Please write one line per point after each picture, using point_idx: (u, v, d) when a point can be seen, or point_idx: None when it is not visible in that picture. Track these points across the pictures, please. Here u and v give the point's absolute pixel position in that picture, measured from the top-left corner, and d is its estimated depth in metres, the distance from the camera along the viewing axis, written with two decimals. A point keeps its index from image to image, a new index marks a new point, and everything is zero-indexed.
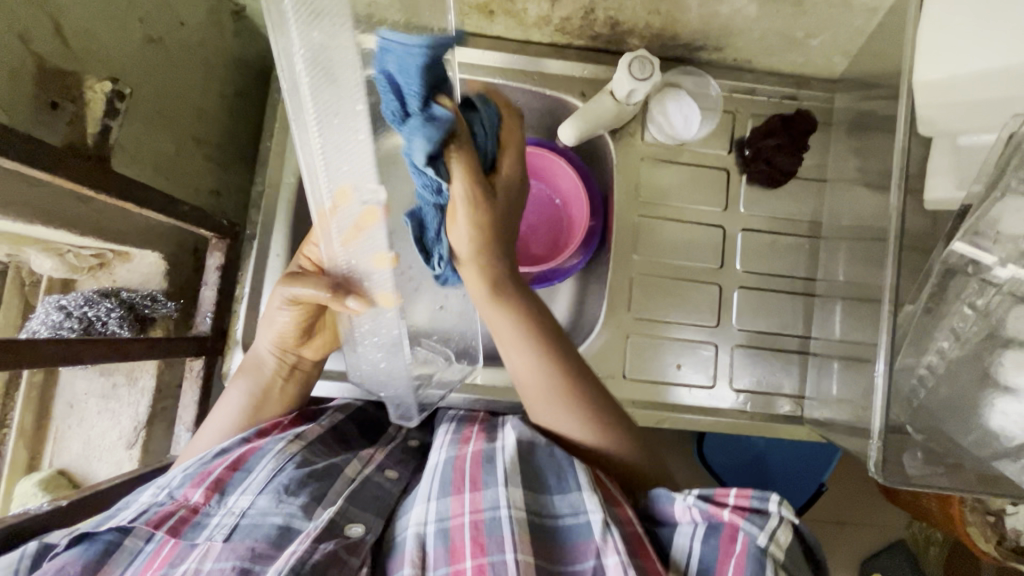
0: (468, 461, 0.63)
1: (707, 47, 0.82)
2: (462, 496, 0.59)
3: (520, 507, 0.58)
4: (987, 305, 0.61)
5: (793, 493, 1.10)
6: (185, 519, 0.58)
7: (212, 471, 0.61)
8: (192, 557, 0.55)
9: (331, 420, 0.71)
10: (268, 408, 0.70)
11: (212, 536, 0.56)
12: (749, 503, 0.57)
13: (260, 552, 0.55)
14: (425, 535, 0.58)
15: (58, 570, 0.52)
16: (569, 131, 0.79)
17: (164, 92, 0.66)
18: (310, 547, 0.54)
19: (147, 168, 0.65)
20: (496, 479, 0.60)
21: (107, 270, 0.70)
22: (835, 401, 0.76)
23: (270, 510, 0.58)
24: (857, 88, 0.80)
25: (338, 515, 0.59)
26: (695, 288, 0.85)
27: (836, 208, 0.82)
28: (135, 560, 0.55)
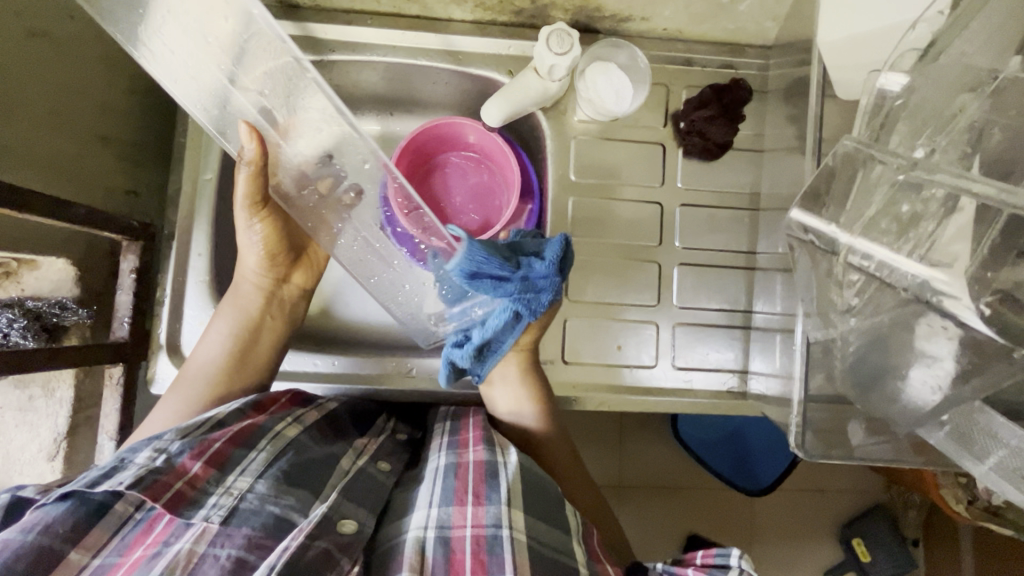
0: (471, 471, 0.64)
1: (634, 17, 0.79)
2: (464, 508, 0.60)
3: (521, 531, 0.59)
4: (859, 286, 0.53)
5: (770, 465, 1.11)
6: (181, 495, 0.56)
7: (212, 444, 0.59)
8: (187, 537, 0.53)
9: (329, 405, 0.72)
10: (255, 358, 0.72)
11: (208, 518, 0.55)
12: (713, 562, 0.59)
13: (256, 542, 0.54)
14: (425, 541, 0.58)
15: (45, 528, 0.51)
16: (493, 111, 0.76)
17: (50, 89, 0.63)
18: (304, 543, 0.53)
19: (33, 171, 0.62)
20: (499, 497, 0.61)
21: (13, 279, 0.66)
22: (776, 375, 0.75)
23: (268, 497, 0.57)
24: (788, 53, 0.78)
25: (332, 511, 0.58)
26: (635, 268, 0.83)
27: (773, 178, 0.80)
28: (125, 530, 0.55)
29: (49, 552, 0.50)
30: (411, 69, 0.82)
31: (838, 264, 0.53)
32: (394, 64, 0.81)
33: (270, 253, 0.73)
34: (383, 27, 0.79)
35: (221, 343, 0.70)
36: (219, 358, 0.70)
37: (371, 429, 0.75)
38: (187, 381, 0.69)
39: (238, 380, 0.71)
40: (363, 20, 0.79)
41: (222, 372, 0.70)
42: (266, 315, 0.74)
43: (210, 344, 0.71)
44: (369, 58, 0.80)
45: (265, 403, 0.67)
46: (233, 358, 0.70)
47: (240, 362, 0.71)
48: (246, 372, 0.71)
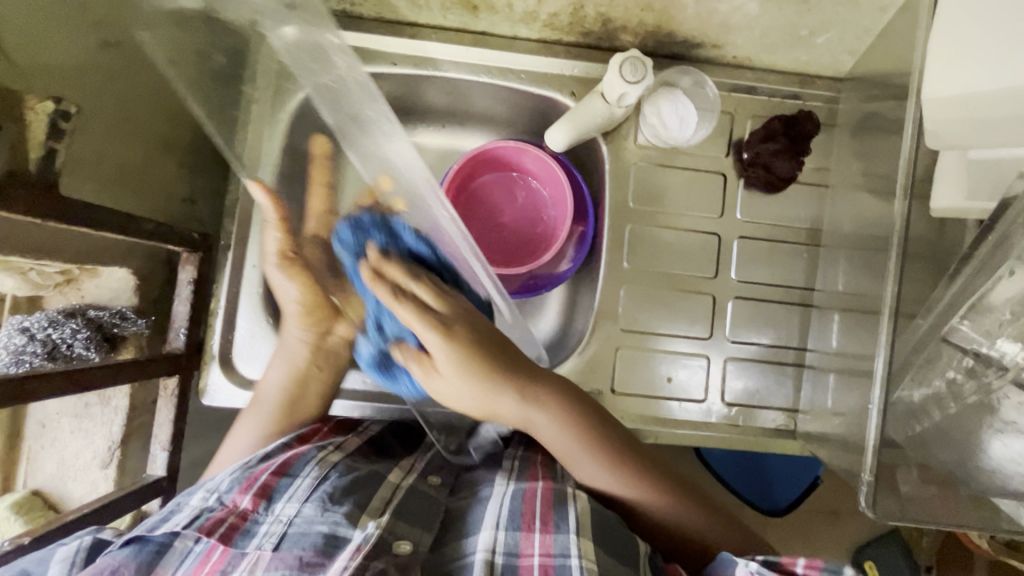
0: (539, 499, 0.60)
1: (705, 44, 0.77)
2: (532, 535, 0.56)
3: (592, 559, 0.54)
4: (979, 371, 0.57)
5: (789, 485, 1.03)
6: (234, 528, 0.56)
7: (259, 477, 0.60)
8: (243, 565, 0.53)
9: (369, 432, 0.73)
10: (306, 405, 0.72)
11: (260, 545, 0.54)
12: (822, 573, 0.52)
13: (308, 561, 0.52)
14: (492, 565, 0.55)
15: (112, 572, 0.51)
16: (558, 136, 0.75)
17: (125, 98, 0.64)
18: (361, 564, 0.52)
19: (111, 181, 0.63)
20: (569, 526, 0.57)
21: (74, 286, 0.68)
22: (828, 416, 0.74)
23: (316, 518, 0.56)
24: (862, 88, 0.76)
25: (386, 531, 0.56)
26: (689, 299, 0.82)
27: (837, 214, 0.78)
28: (186, 563, 0.54)
29: None
30: (472, 86, 0.80)
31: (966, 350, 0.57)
32: (456, 81, 0.80)
33: (302, 303, 0.67)
34: (448, 43, 0.78)
35: (278, 382, 0.71)
36: (277, 398, 0.71)
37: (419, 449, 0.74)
38: (257, 405, 0.72)
39: (291, 417, 0.72)
40: (427, 34, 0.78)
41: (280, 409, 0.71)
42: (314, 366, 0.72)
43: (271, 383, 0.72)
44: (431, 73, 0.79)
45: (307, 435, 0.68)
46: (286, 400, 0.71)
47: (301, 394, 0.72)
48: (301, 408, 0.72)
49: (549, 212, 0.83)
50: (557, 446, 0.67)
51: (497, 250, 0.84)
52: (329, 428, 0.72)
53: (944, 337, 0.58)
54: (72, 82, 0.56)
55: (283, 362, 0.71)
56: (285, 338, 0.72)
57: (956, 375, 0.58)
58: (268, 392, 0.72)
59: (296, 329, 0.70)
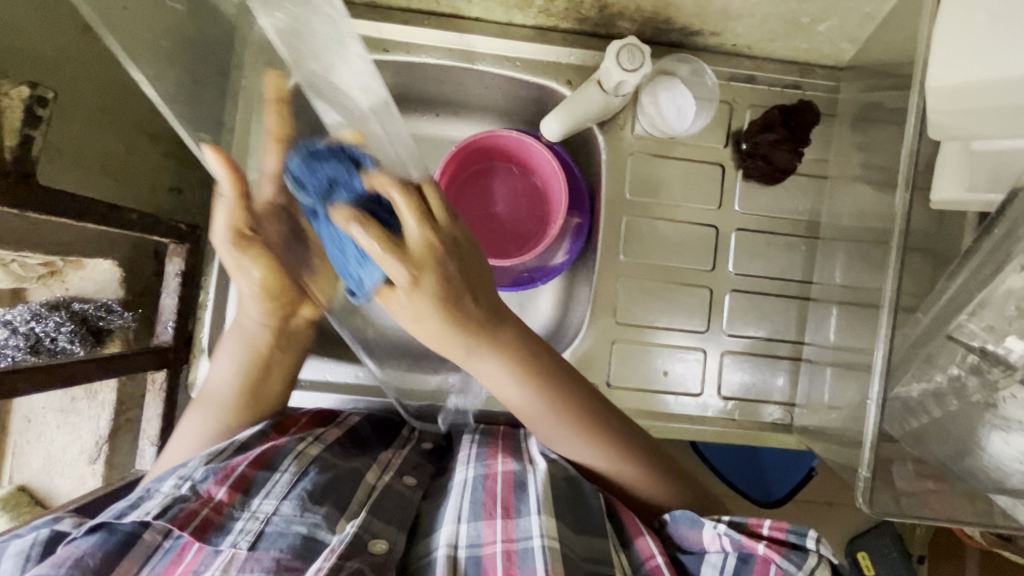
0: (499, 484, 0.60)
1: (704, 32, 0.76)
2: (494, 522, 0.57)
3: (554, 537, 0.55)
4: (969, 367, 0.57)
5: (784, 478, 1.03)
6: (209, 521, 0.54)
7: (236, 468, 0.58)
8: (217, 564, 0.51)
9: (349, 422, 0.71)
10: (266, 388, 0.69)
11: (236, 543, 0.53)
12: (785, 536, 0.54)
13: (285, 565, 0.52)
14: (456, 559, 0.55)
15: (76, 562, 0.49)
16: (552, 126, 0.73)
17: (107, 86, 0.62)
18: (336, 564, 0.51)
19: (93, 172, 0.62)
20: (529, 507, 0.57)
21: (58, 278, 0.67)
22: (825, 410, 0.73)
23: (295, 517, 0.55)
24: (864, 77, 0.74)
25: (362, 530, 0.55)
26: (685, 292, 0.81)
27: (836, 205, 0.77)
28: (155, 559, 0.53)
29: None
30: (466, 74, 0.79)
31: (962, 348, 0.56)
32: (449, 69, 0.78)
33: (264, 286, 0.60)
34: (441, 29, 0.76)
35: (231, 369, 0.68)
36: (232, 387, 0.68)
37: (396, 441, 0.73)
38: (207, 400, 0.68)
39: (253, 399, 0.68)
40: (419, 20, 0.76)
41: (236, 398, 0.68)
42: (275, 348, 0.69)
43: (220, 376, 0.69)
44: (424, 60, 0.77)
45: (284, 426, 0.67)
46: (245, 385, 0.69)
47: (260, 378, 0.69)
48: (262, 392, 0.69)
49: (544, 204, 0.82)
50: (529, 414, 0.67)
51: (491, 241, 0.83)
52: (306, 418, 0.70)
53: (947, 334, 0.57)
54: (47, 69, 0.54)
55: (234, 345, 0.68)
56: (241, 320, 0.68)
57: (959, 372, 0.57)
58: (220, 382, 0.68)
59: (254, 312, 0.65)
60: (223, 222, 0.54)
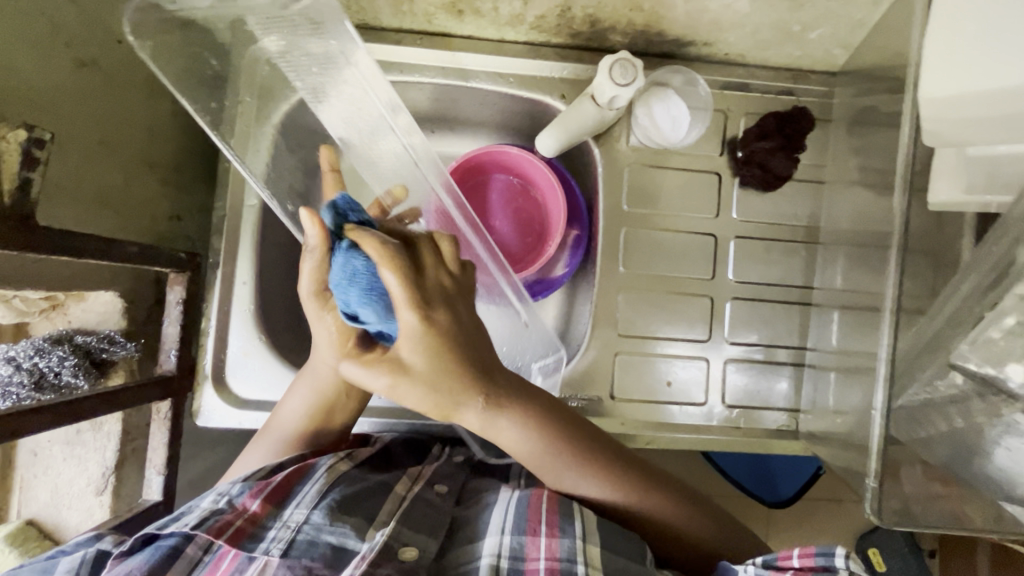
0: (543, 500, 0.60)
1: (696, 42, 0.76)
2: (537, 539, 0.56)
3: (597, 567, 0.54)
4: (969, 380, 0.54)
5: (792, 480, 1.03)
6: (242, 531, 0.55)
7: (271, 480, 0.59)
8: (251, 572, 0.52)
9: (382, 442, 0.73)
10: (325, 434, 0.69)
11: (268, 551, 0.53)
12: (816, 562, 0.51)
13: (316, 573, 0.52)
14: (497, 571, 0.55)
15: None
16: (549, 141, 0.74)
17: (104, 119, 0.62)
18: (368, 571, 0.51)
19: (90, 206, 0.62)
20: (574, 530, 0.56)
21: (61, 311, 0.67)
22: (831, 415, 0.73)
23: (325, 526, 0.56)
24: (857, 82, 0.75)
25: (392, 537, 0.55)
26: (687, 301, 0.81)
27: (835, 211, 0.77)
28: (195, 572, 0.53)
29: None
30: (460, 92, 0.79)
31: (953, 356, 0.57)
32: (443, 86, 0.78)
33: (342, 332, 0.61)
34: (435, 48, 0.76)
35: (303, 405, 0.68)
36: (295, 423, 0.68)
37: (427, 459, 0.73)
38: (275, 428, 0.68)
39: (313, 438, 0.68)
40: (412, 40, 0.76)
41: (293, 438, 0.68)
42: (342, 393, 0.68)
43: (293, 408, 0.68)
44: (417, 80, 0.77)
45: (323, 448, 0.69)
46: (313, 420, 0.68)
47: (324, 417, 0.68)
48: (324, 433, 0.69)
49: (542, 222, 0.82)
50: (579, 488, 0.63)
51: None
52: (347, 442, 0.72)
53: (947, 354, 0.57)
54: (44, 108, 0.55)
55: (311, 384, 0.67)
56: (313, 364, 0.67)
57: None
58: (286, 419, 0.69)
59: (331, 358, 0.64)
60: (310, 274, 0.57)
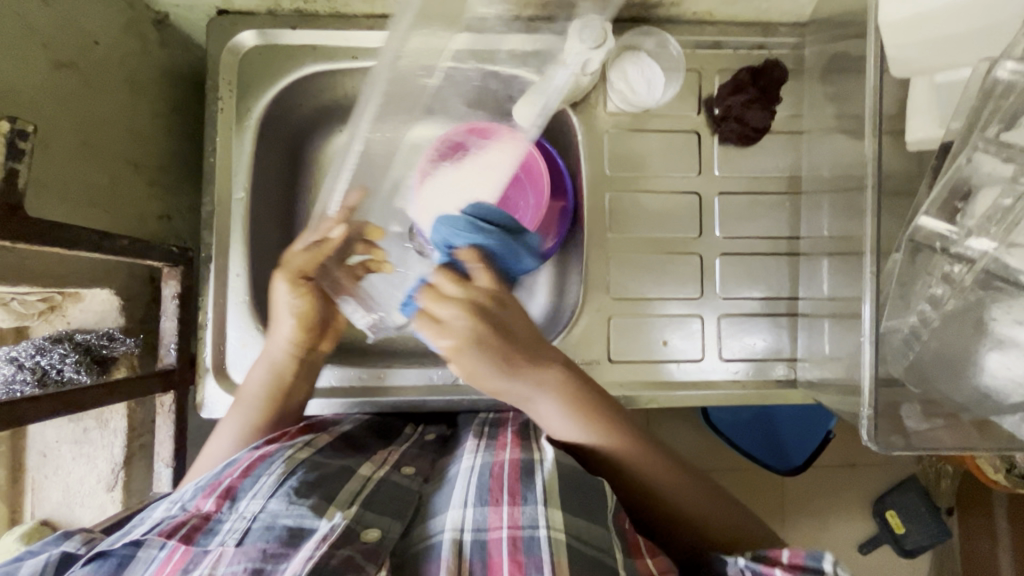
0: (506, 469, 0.61)
1: (663, 3, 0.77)
2: (500, 508, 0.56)
3: (560, 528, 0.55)
4: (961, 279, 0.57)
5: (803, 441, 1.03)
6: (196, 528, 0.55)
7: (224, 481, 0.59)
8: (206, 562, 0.51)
9: (341, 430, 0.72)
10: (283, 418, 0.72)
11: (224, 542, 0.53)
12: (804, 563, 0.53)
13: (272, 553, 0.52)
14: (462, 543, 0.55)
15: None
16: (525, 110, 0.75)
17: (87, 120, 0.64)
18: (327, 553, 0.51)
19: (80, 204, 0.63)
20: (535, 496, 0.57)
21: (59, 313, 0.69)
22: (827, 360, 0.73)
23: (282, 511, 0.55)
24: (826, 30, 0.75)
25: (354, 522, 0.56)
26: (675, 260, 0.81)
27: (815, 158, 0.78)
28: (147, 568, 0.51)
29: None
30: None
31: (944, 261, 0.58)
32: None
33: (301, 317, 0.72)
34: None
35: (261, 387, 0.71)
36: (258, 398, 0.71)
37: (397, 439, 0.76)
38: (244, 402, 0.70)
39: (275, 416, 0.71)
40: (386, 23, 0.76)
41: (258, 414, 0.70)
42: (297, 376, 0.72)
43: (256, 382, 0.71)
44: None
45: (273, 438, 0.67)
46: (273, 394, 0.71)
47: (277, 404, 0.71)
48: (281, 414, 0.72)
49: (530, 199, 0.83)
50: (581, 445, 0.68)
51: None
52: (298, 428, 0.70)
53: (915, 239, 0.59)
54: (24, 108, 0.56)
55: (265, 363, 0.71)
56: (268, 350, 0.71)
57: (935, 302, 0.59)
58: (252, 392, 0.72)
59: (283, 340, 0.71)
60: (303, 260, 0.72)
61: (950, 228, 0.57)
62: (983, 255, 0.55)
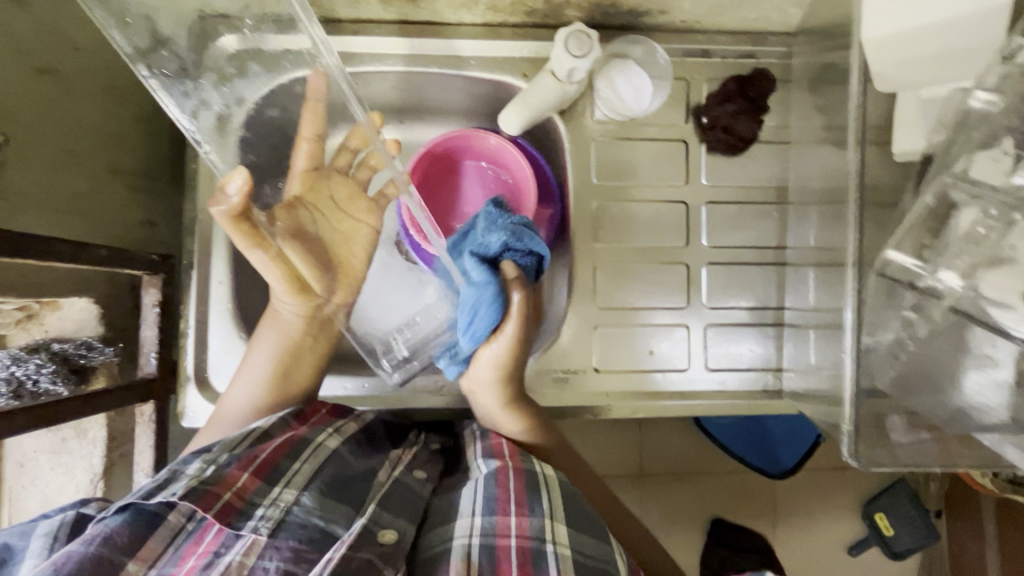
0: (512, 477, 0.61)
1: (652, 12, 0.76)
2: (509, 518, 0.57)
3: (565, 544, 0.57)
4: (931, 312, 0.57)
5: (793, 446, 1.03)
6: (230, 506, 0.56)
7: (259, 454, 0.60)
8: (237, 548, 0.54)
9: (366, 417, 0.72)
10: (297, 377, 0.72)
11: (257, 530, 0.55)
12: None
13: (303, 555, 0.54)
14: (469, 548, 0.56)
15: (104, 539, 0.52)
16: (512, 120, 0.75)
17: (66, 125, 0.63)
18: (346, 555, 0.53)
19: (61, 212, 0.63)
20: (543, 509, 0.59)
21: (36, 321, 0.67)
22: (812, 371, 0.73)
23: (315, 510, 0.58)
24: (813, 40, 0.75)
25: (371, 522, 0.57)
26: (662, 270, 0.81)
27: (802, 169, 0.78)
28: (179, 540, 0.55)
29: (109, 563, 0.51)
30: (424, 79, 0.79)
31: (911, 294, 0.57)
32: (404, 74, 0.78)
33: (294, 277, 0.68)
34: (394, 36, 0.77)
35: (262, 373, 0.71)
36: (260, 385, 0.70)
37: (404, 443, 0.73)
38: (219, 421, 0.69)
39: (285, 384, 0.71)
40: (373, 29, 0.76)
41: (264, 400, 0.70)
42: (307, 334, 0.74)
43: (238, 399, 0.70)
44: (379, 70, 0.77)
45: (306, 414, 0.68)
46: (276, 383, 0.71)
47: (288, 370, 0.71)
48: (289, 385, 0.72)
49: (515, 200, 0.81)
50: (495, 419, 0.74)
51: None
52: (328, 406, 0.70)
53: (879, 271, 0.58)
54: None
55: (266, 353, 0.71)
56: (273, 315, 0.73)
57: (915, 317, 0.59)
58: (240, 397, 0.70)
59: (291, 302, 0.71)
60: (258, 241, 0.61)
61: (919, 263, 0.57)
62: (951, 290, 0.55)
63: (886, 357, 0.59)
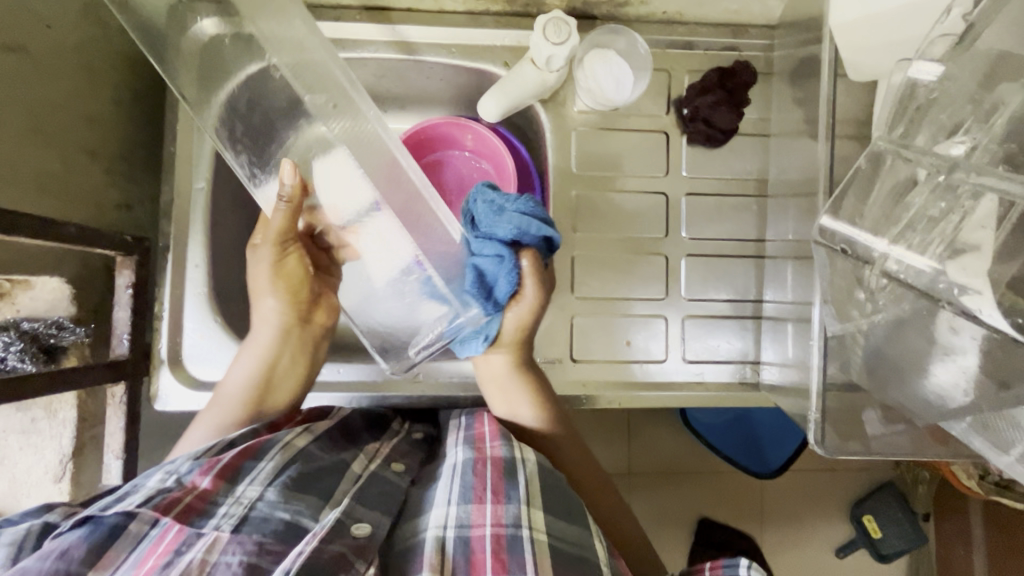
0: (488, 468, 0.60)
1: (632, 2, 0.77)
2: (483, 506, 0.57)
3: (541, 529, 0.56)
4: (871, 283, 0.52)
5: (779, 446, 1.03)
6: (192, 508, 0.55)
7: (222, 458, 0.58)
8: (199, 546, 0.51)
9: (341, 413, 0.71)
10: (279, 391, 0.73)
11: (219, 527, 0.53)
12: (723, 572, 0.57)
13: (268, 548, 0.53)
14: (444, 540, 0.55)
15: (61, 553, 0.49)
16: (490, 106, 0.75)
17: (38, 104, 0.63)
18: (317, 547, 0.51)
19: (29, 190, 0.63)
20: (518, 495, 0.58)
21: (7, 300, 0.67)
22: (789, 364, 0.73)
23: (279, 504, 0.56)
24: (792, 32, 0.75)
25: (344, 515, 0.55)
26: (641, 261, 0.81)
27: (781, 161, 0.78)
28: (139, 547, 0.52)
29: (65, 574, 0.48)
30: (405, 67, 0.79)
31: (870, 273, 0.51)
32: (385, 61, 0.78)
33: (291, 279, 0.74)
34: (375, 23, 0.77)
35: (248, 373, 0.71)
36: (245, 383, 0.71)
37: (386, 433, 0.72)
38: (219, 403, 0.70)
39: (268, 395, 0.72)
40: (354, 15, 0.76)
41: (247, 400, 0.71)
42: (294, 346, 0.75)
43: (236, 380, 0.71)
44: (359, 56, 0.77)
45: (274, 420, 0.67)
46: (261, 385, 0.72)
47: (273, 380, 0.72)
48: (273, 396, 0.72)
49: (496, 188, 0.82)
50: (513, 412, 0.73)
51: None
52: (299, 416, 0.71)
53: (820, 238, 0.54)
54: None
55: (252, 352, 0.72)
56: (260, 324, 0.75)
57: None
58: (230, 391, 0.71)
59: (279, 306, 0.75)
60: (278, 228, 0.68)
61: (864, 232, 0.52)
62: (881, 255, 0.50)
63: (851, 344, 0.59)
